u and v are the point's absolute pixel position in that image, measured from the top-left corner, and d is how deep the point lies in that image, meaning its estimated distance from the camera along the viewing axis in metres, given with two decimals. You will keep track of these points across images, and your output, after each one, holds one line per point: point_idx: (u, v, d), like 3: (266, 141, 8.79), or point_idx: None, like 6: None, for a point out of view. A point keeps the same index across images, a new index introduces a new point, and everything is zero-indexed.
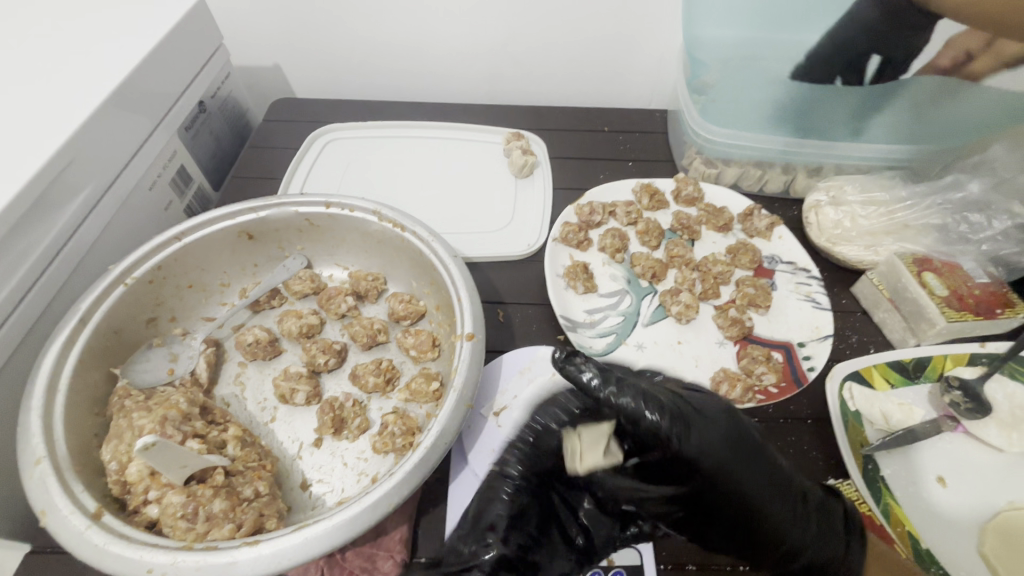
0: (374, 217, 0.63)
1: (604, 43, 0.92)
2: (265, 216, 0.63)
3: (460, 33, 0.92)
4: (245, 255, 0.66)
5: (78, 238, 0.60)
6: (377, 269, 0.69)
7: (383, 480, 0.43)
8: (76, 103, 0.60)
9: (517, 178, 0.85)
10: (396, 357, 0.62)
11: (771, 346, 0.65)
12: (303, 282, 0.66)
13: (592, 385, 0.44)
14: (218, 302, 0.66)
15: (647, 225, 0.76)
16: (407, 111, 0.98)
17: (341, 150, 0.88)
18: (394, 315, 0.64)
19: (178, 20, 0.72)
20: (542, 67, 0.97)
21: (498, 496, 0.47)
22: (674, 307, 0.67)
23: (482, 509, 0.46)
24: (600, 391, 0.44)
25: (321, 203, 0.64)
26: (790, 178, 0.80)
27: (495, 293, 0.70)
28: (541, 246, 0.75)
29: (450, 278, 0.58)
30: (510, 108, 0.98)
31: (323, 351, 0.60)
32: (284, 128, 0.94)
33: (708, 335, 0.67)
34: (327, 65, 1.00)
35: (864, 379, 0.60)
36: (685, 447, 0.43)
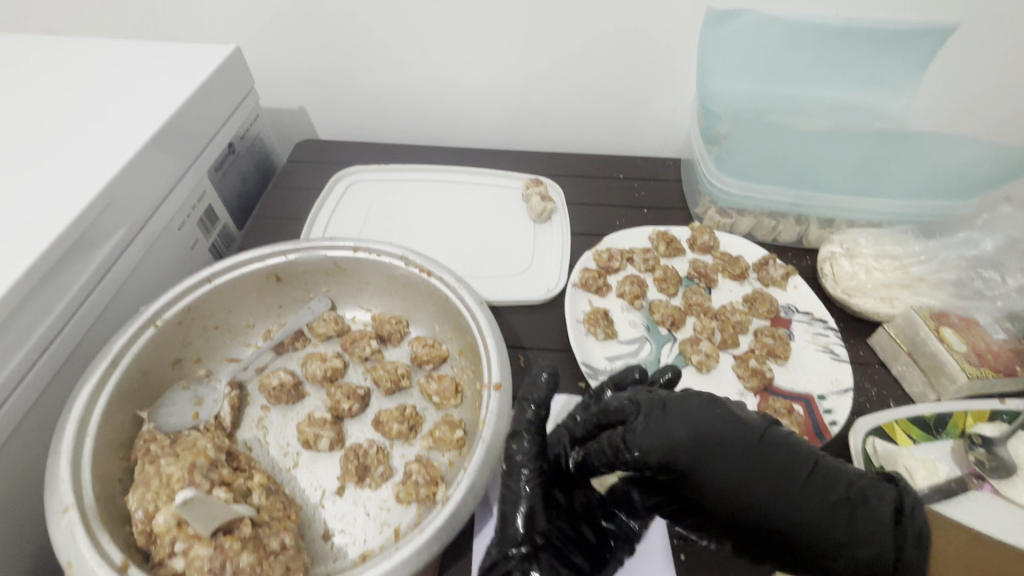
0: (401, 262, 0.65)
1: (619, 93, 0.96)
2: (294, 259, 0.64)
3: (482, 81, 0.96)
4: (271, 297, 0.66)
5: (111, 277, 0.61)
6: (399, 312, 0.70)
7: (413, 536, 0.42)
8: (120, 149, 0.62)
9: (536, 223, 0.86)
10: (418, 403, 0.62)
11: (791, 399, 0.65)
12: (327, 324, 0.67)
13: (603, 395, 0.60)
14: (242, 342, 0.66)
15: (665, 272, 0.77)
16: (427, 155, 1.01)
17: (364, 193, 0.90)
18: (417, 360, 0.64)
19: (215, 70, 0.76)
20: (559, 118, 1.02)
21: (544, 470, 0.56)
22: (695, 356, 0.68)
23: (506, 512, 0.52)
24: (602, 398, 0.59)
25: (350, 247, 0.65)
26: (803, 228, 0.82)
27: (517, 339, 0.71)
28: (560, 290, 0.76)
29: (477, 326, 0.59)
30: (527, 156, 1.01)
31: (347, 396, 0.59)
32: (309, 169, 0.96)
33: (728, 385, 0.67)
34: (352, 109, 1.03)
35: (887, 434, 0.60)
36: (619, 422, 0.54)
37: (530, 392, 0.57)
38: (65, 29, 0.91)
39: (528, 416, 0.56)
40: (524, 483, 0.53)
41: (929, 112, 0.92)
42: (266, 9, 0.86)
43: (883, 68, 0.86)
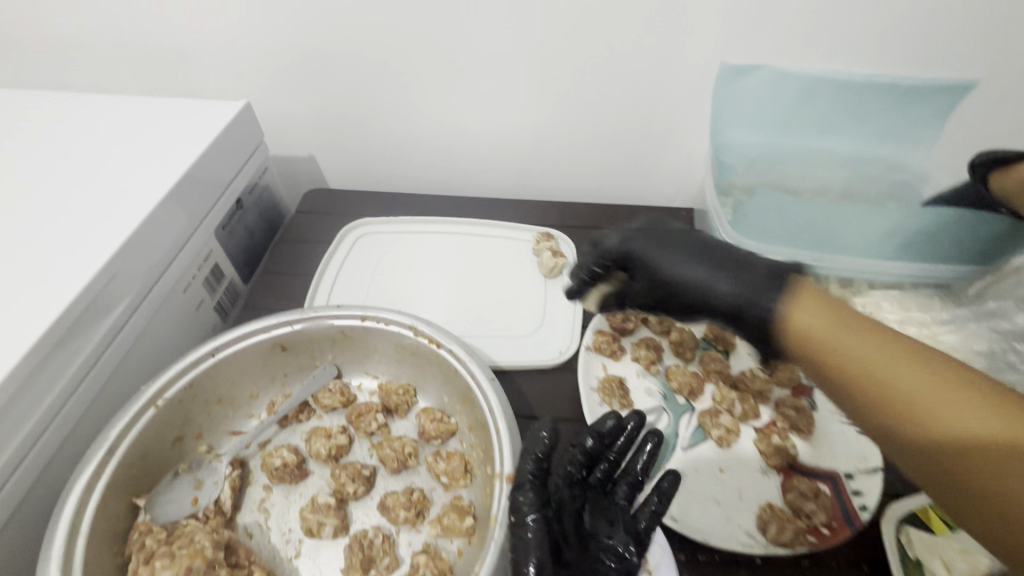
0: (410, 331, 0.63)
1: (630, 144, 0.95)
2: (300, 329, 0.63)
3: (492, 130, 0.95)
4: (275, 366, 0.65)
5: (113, 349, 0.60)
6: (407, 380, 0.67)
7: None
8: (126, 216, 0.61)
9: (547, 277, 0.84)
10: (426, 484, 0.59)
11: (817, 476, 0.62)
12: (333, 395, 0.64)
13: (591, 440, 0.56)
14: (245, 414, 0.64)
15: (681, 336, 0.75)
16: (436, 205, 1.00)
17: (372, 246, 0.89)
18: (425, 435, 0.62)
19: (225, 127, 0.75)
20: (570, 168, 1.01)
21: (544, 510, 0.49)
22: (715, 430, 0.65)
23: (519, 563, 0.45)
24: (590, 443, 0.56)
25: (358, 315, 0.64)
26: (822, 287, 0.80)
27: (528, 408, 0.69)
28: (572, 354, 0.74)
29: (488, 406, 0.57)
30: (537, 206, 1.00)
31: (352, 478, 0.57)
32: (317, 220, 0.95)
33: (750, 461, 0.64)
34: (361, 159, 1.03)
35: (921, 522, 0.57)
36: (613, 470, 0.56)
37: (532, 444, 0.51)
38: (80, 82, 0.92)
39: (530, 466, 0.49)
40: (533, 533, 0.45)
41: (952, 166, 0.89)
42: (278, 60, 0.86)
43: (901, 123, 0.85)
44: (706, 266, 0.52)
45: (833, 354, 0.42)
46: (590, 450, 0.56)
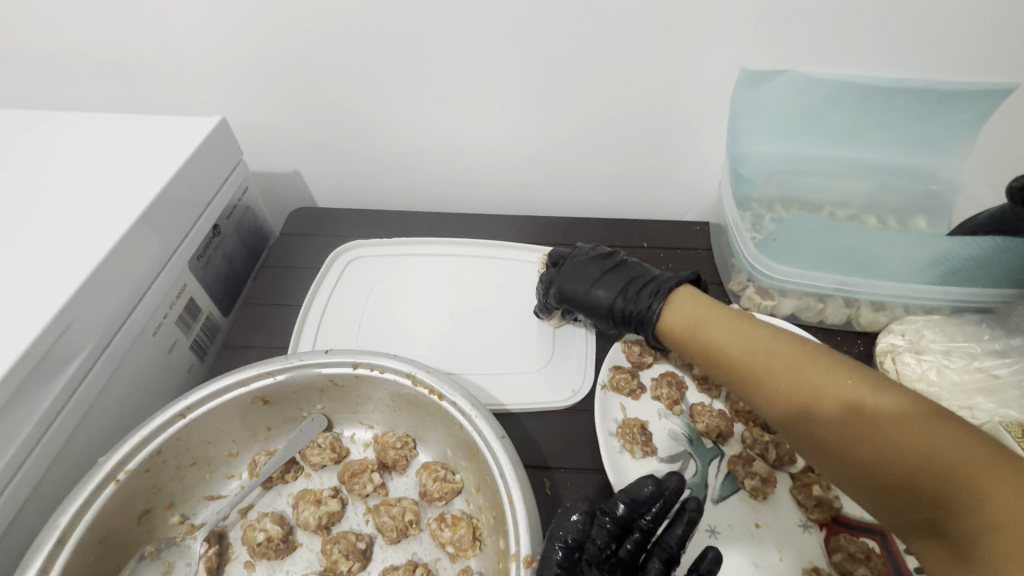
0: (408, 379, 0.56)
1: (641, 154, 0.89)
2: (283, 379, 0.56)
3: (493, 142, 0.88)
4: (256, 420, 0.57)
5: (68, 411, 0.52)
6: (404, 429, 0.61)
7: None
8: (81, 257, 0.53)
9: (555, 328, 0.75)
10: (429, 553, 0.53)
11: (862, 532, 0.55)
12: (322, 451, 0.57)
13: (618, 507, 0.50)
14: (224, 476, 0.57)
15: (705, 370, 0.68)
16: (431, 224, 0.93)
17: (364, 271, 0.81)
18: (427, 496, 0.55)
19: (197, 147, 0.67)
20: (575, 180, 0.94)
21: None
22: (747, 479, 0.59)
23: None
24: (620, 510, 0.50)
25: (349, 362, 0.56)
26: (853, 311, 0.74)
27: (540, 456, 0.62)
28: (586, 392, 0.68)
29: (498, 469, 0.50)
30: (540, 223, 0.93)
31: (346, 553, 0.50)
32: (303, 242, 0.88)
33: (787, 514, 0.58)
34: (350, 173, 0.95)
35: None
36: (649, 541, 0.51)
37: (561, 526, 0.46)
38: (37, 94, 0.83)
39: (557, 552, 0.44)
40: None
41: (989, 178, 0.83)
42: (259, 69, 0.79)
43: (935, 130, 0.78)
44: (594, 285, 0.65)
45: (708, 345, 0.53)
46: (620, 521, 0.50)
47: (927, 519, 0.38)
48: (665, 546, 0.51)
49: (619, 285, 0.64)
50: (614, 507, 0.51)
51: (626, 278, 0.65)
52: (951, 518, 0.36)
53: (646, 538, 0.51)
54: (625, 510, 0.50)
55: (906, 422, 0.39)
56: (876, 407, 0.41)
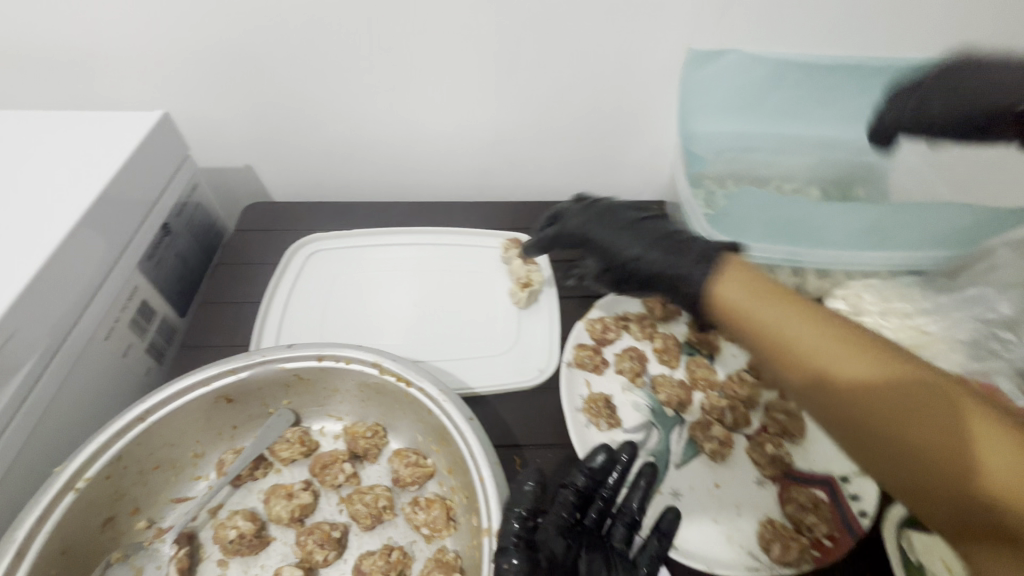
0: (374, 369, 0.56)
1: (597, 137, 0.90)
2: (247, 377, 0.55)
3: (450, 129, 0.88)
4: (220, 420, 0.57)
5: (17, 423, 0.50)
6: (374, 419, 0.61)
7: None
8: (19, 263, 0.51)
9: (521, 308, 0.76)
10: (404, 537, 0.53)
11: (812, 483, 0.60)
12: (291, 446, 0.57)
13: (580, 479, 0.55)
14: (191, 477, 0.56)
15: (665, 343, 0.71)
16: (392, 213, 0.92)
17: (325, 264, 0.80)
18: (399, 481, 0.56)
19: (138, 143, 0.65)
20: (535, 163, 0.94)
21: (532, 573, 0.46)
22: (706, 443, 0.62)
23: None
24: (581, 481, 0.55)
25: (314, 356, 0.56)
26: (800, 279, 0.78)
27: (510, 435, 0.64)
28: (553, 371, 0.70)
29: (468, 450, 0.51)
30: (501, 208, 0.93)
31: (321, 544, 0.51)
32: (260, 237, 0.86)
33: (745, 472, 0.61)
34: (305, 165, 0.93)
35: (920, 523, 0.56)
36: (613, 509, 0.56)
37: (516, 499, 0.48)
38: None
39: (517, 527, 0.46)
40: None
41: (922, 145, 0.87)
42: (199, 60, 0.75)
43: (871, 102, 0.82)
44: (625, 230, 0.63)
45: (769, 330, 0.45)
46: (583, 492, 0.55)
47: (947, 493, 0.36)
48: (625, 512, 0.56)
49: (650, 237, 0.60)
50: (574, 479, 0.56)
51: (660, 228, 0.61)
52: (935, 483, 0.36)
53: (608, 505, 0.56)
54: (586, 479, 0.56)
55: (864, 392, 0.39)
56: (840, 376, 0.41)
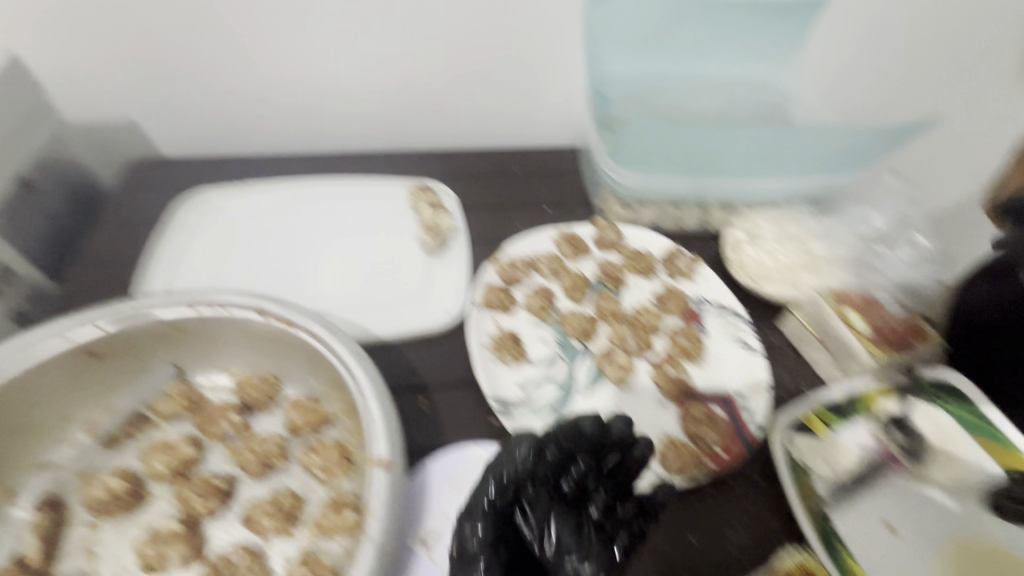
0: (256, 314, 0.53)
1: (506, 81, 0.87)
2: (113, 331, 0.51)
3: (350, 74, 0.83)
4: (89, 379, 0.52)
5: None
6: (270, 370, 0.57)
7: None
8: None
9: (429, 255, 0.74)
10: (299, 483, 0.51)
11: (710, 400, 0.62)
12: (173, 401, 0.54)
13: (586, 434, 0.43)
14: (57, 441, 0.51)
15: (573, 280, 0.71)
16: (294, 166, 0.86)
17: (219, 221, 0.75)
18: (294, 429, 0.54)
19: None
20: (446, 111, 0.90)
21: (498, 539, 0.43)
22: (610, 370, 0.63)
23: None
24: (589, 439, 0.43)
25: (187, 303, 0.52)
26: (706, 213, 0.79)
27: (415, 377, 0.62)
28: (461, 314, 0.68)
29: (354, 385, 0.49)
30: (413, 157, 0.89)
31: (203, 492, 0.48)
32: (145, 196, 0.79)
33: (647, 395, 0.63)
34: (194, 119, 0.85)
35: (806, 426, 0.59)
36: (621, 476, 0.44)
37: (503, 463, 0.43)
38: None
39: (490, 491, 0.43)
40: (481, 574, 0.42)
41: (816, 89, 0.91)
42: None
43: (772, 37, 0.83)
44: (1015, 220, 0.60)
45: None
46: (583, 454, 0.43)
47: None
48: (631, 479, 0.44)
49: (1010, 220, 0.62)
50: (582, 430, 0.43)
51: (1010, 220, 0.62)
52: None
53: (616, 471, 0.44)
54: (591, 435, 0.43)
55: None
56: None
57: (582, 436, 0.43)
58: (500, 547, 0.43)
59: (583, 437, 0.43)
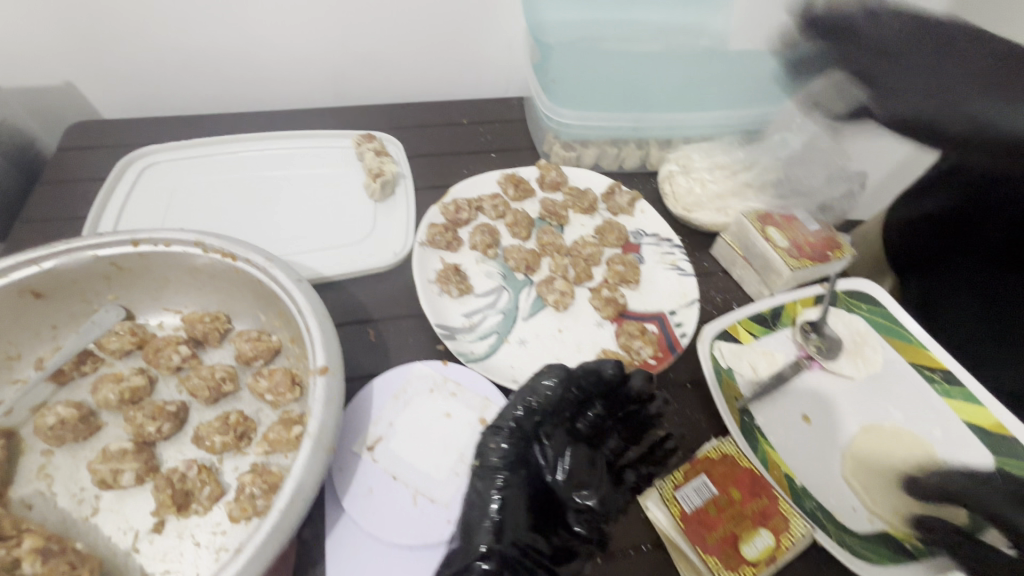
0: (198, 249, 0.54)
1: (450, 31, 0.88)
2: (52, 268, 0.52)
3: (292, 28, 0.82)
4: (33, 318, 0.53)
5: None
6: (216, 307, 0.59)
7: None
8: None
9: (377, 201, 0.76)
10: (249, 406, 0.54)
11: (645, 319, 0.66)
12: (121, 337, 0.55)
13: (604, 376, 0.49)
14: (6, 381, 0.53)
15: (515, 217, 0.74)
16: (239, 124, 0.86)
17: (162, 176, 0.75)
18: (242, 358, 0.56)
19: None
20: (391, 64, 0.91)
21: (516, 479, 0.43)
22: (550, 295, 0.66)
23: (471, 521, 0.41)
24: (603, 383, 0.49)
25: (128, 241, 0.53)
26: (645, 152, 0.82)
27: (363, 311, 0.65)
28: (408, 253, 0.70)
29: (296, 307, 0.51)
30: (359, 111, 0.90)
31: (153, 416, 0.50)
32: (86, 156, 0.79)
33: (586, 317, 0.67)
34: (132, 79, 0.84)
35: (731, 336, 0.63)
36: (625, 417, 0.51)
37: (533, 392, 0.46)
38: None
39: (519, 414, 0.45)
40: (500, 492, 0.42)
41: None
42: None
43: None
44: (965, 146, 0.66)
45: None
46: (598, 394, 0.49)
47: None
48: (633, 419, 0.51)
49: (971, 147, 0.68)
50: (602, 371, 0.49)
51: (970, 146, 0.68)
52: None
53: (617, 411, 0.51)
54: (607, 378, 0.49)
55: None
56: None
57: (598, 380, 0.49)
58: (521, 468, 0.44)
59: (601, 382, 0.49)
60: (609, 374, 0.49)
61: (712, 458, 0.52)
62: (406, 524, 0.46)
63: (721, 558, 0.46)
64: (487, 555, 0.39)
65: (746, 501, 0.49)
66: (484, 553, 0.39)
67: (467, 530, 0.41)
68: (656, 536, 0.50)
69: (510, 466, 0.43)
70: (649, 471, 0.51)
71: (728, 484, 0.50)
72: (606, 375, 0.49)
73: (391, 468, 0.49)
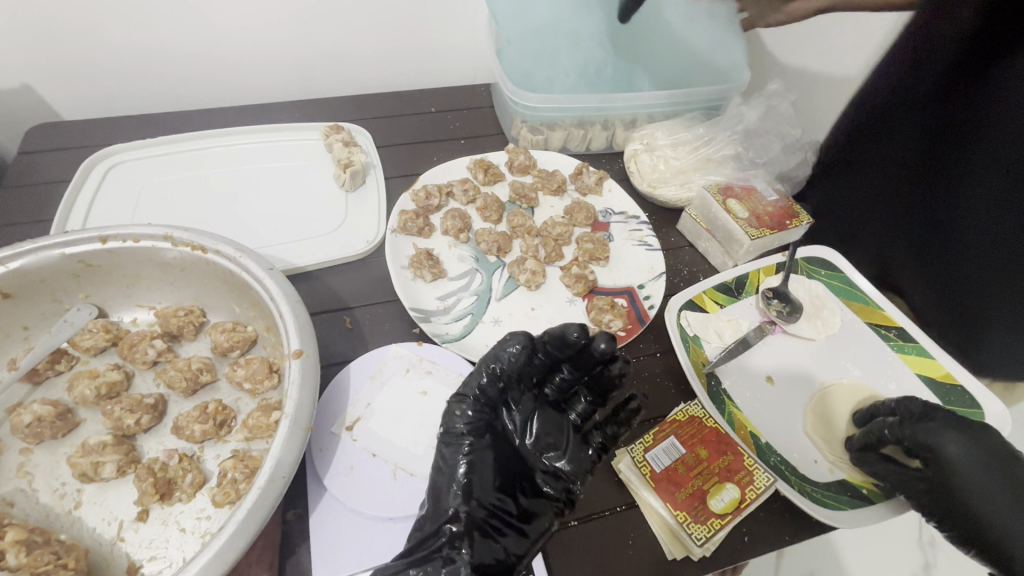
0: (167, 243, 0.55)
1: (414, 22, 0.88)
2: (19, 268, 0.52)
3: (254, 23, 0.81)
4: (3, 319, 0.53)
5: None
6: (190, 301, 0.60)
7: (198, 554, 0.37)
8: None
9: (348, 191, 0.76)
10: (228, 396, 0.55)
11: (615, 294, 0.68)
12: (95, 335, 0.55)
13: (569, 341, 0.46)
14: None
15: (485, 201, 0.75)
16: (206, 121, 0.86)
17: (129, 175, 0.75)
18: (218, 350, 0.56)
19: None
20: (356, 55, 0.91)
21: (486, 441, 0.47)
22: (522, 275, 0.68)
23: (440, 487, 0.45)
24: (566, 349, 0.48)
25: (96, 238, 0.54)
26: (610, 132, 0.84)
27: (339, 299, 0.65)
28: (381, 241, 0.71)
29: (269, 295, 0.52)
30: (328, 104, 0.91)
31: (132, 409, 0.51)
32: (50, 159, 0.78)
33: (558, 295, 0.68)
34: (93, 81, 0.83)
35: (697, 305, 0.66)
36: (592, 383, 0.50)
37: (496, 357, 0.49)
38: None
39: (483, 381, 0.49)
40: (466, 456, 0.46)
41: None
42: None
43: None
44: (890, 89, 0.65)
45: None
46: (563, 359, 0.49)
47: None
48: (600, 382, 0.49)
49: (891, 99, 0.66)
50: (568, 336, 0.46)
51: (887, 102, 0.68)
52: None
53: (584, 375, 0.50)
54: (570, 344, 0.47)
55: None
56: None
57: (560, 345, 0.47)
58: (486, 433, 0.48)
59: (562, 348, 0.47)
60: (575, 339, 0.46)
61: (680, 421, 0.55)
62: (391, 499, 0.47)
63: (693, 514, 0.48)
64: (455, 517, 0.43)
65: (712, 459, 0.52)
66: (451, 515, 0.43)
67: (436, 495, 0.44)
68: (630, 498, 0.52)
69: (478, 433, 0.47)
70: (615, 431, 0.50)
71: (695, 444, 0.53)
72: (570, 340, 0.46)
73: (371, 446, 0.51)
